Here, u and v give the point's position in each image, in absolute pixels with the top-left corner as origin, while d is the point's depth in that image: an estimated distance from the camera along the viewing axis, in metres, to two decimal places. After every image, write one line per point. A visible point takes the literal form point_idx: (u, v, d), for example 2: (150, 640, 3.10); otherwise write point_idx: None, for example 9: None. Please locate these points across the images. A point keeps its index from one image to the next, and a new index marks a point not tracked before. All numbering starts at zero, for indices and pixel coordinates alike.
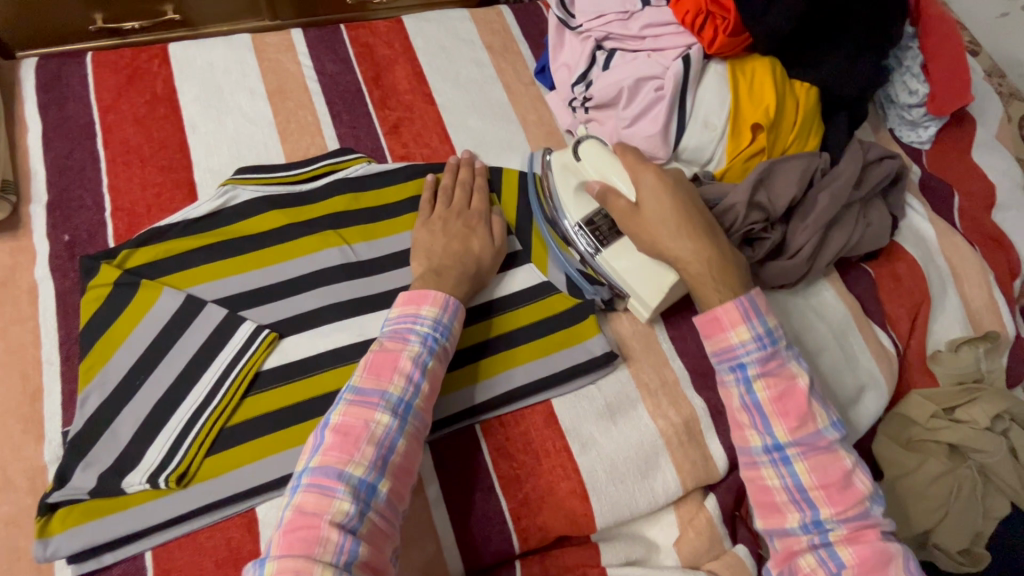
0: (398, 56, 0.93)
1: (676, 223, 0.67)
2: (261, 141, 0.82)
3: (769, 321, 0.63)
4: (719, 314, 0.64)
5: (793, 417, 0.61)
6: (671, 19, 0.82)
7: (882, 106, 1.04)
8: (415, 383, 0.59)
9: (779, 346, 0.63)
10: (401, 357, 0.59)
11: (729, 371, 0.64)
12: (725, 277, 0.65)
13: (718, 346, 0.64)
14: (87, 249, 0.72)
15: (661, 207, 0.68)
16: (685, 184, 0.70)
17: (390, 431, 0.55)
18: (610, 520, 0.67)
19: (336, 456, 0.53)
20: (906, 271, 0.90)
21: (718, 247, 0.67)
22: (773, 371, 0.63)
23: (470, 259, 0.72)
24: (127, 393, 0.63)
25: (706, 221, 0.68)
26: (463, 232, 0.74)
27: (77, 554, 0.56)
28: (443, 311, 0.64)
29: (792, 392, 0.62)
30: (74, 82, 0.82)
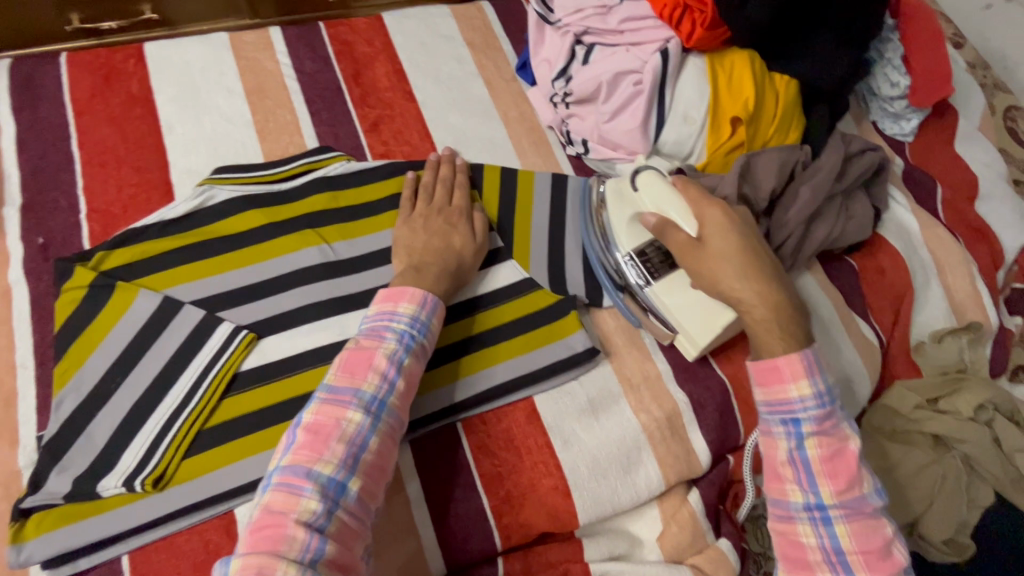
0: (378, 53, 0.93)
1: (743, 265, 0.64)
2: (239, 140, 0.82)
3: (829, 380, 0.61)
4: (782, 364, 0.61)
5: (843, 479, 0.58)
6: (648, 13, 0.81)
7: (864, 98, 1.03)
8: (389, 381, 0.58)
9: (836, 406, 0.60)
10: (375, 355, 0.59)
11: (779, 423, 0.61)
12: (790, 326, 0.63)
13: (773, 397, 0.62)
14: (61, 252, 0.71)
15: (729, 244, 0.65)
16: (750, 226, 0.67)
17: (362, 429, 0.55)
18: (592, 516, 0.67)
19: (305, 454, 0.52)
20: (889, 263, 0.90)
21: (786, 294, 0.64)
22: (827, 431, 0.60)
23: (449, 255, 0.72)
24: (103, 396, 0.63)
25: (772, 265, 0.66)
26: (443, 228, 0.74)
27: (51, 559, 0.56)
28: (420, 308, 0.63)
29: (844, 453, 0.59)
30: (48, 83, 0.81)
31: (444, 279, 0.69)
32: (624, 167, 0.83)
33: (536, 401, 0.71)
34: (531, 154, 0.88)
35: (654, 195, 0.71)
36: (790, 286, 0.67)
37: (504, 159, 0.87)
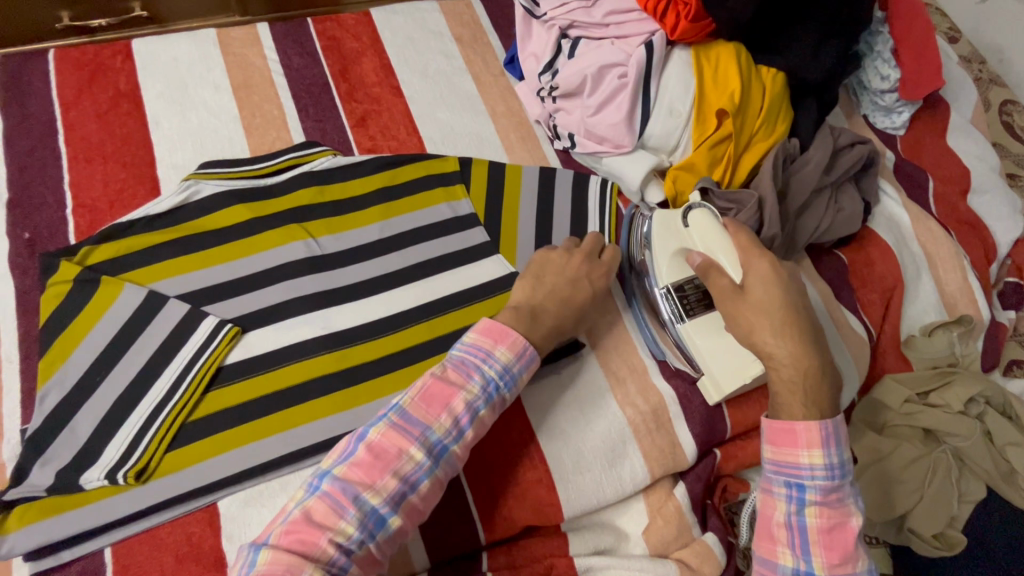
0: (365, 48, 0.93)
1: (782, 321, 0.62)
2: (226, 136, 0.82)
3: (844, 453, 0.59)
4: (798, 428, 0.59)
5: (837, 553, 0.57)
6: (633, 6, 0.82)
7: (854, 92, 1.03)
8: (459, 428, 0.57)
9: (844, 481, 0.59)
10: (455, 396, 0.57)
11: (783, 484, 0.60)
12: (816, 394, 0.60)
13: (782, 457, 0.60)
14: (47, 246, 0.71)
15: (771, 300, 0.62)
16: (797, 283, 0.64)
17: (420, 470, 0.54)
18: (577, 509, 0.67)
19: (361, 476, 0.52)
20: (878, 256, 0.90)
21: (819, 360, 0.61)
22: (830, 503, 0.58)
23: (573, 309, 0.68)
24: (87, 389, 0.63)
25: (812, 329, 0.63)
26: (581, 276, 0.70)
27: (34, 550, 0.56)
28: (517, 359, 0.61)
29: (844, 528, 0.58)
30: (36, 80, 0.81)
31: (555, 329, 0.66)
32: (610, 161, 0.83)
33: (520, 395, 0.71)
34: (519, 149, 0.88)
35: (706, 237, 0.70)
36: (825, 351, 0.64)
37: (491, 153, 0.87)
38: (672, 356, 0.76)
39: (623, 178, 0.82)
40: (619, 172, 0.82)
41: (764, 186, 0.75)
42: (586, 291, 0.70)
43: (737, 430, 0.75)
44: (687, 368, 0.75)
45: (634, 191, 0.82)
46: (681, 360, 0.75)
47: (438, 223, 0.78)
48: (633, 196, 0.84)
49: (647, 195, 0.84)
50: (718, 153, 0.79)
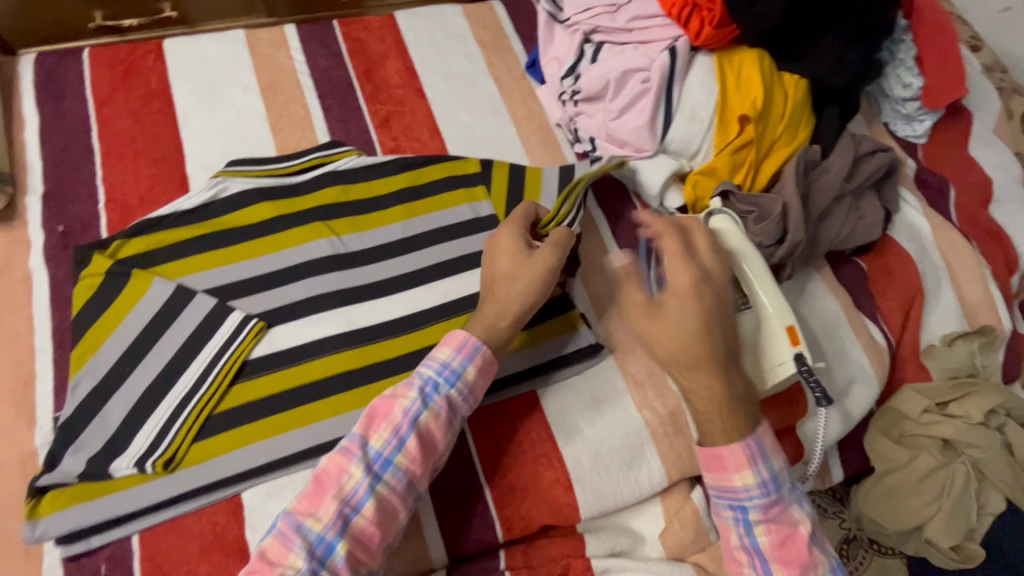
0: (389, 50, 0.94)
1: (694, 349, 0.55)
2: (254, 134, 0.84)
3: (776, 464, 0.57)
4: (722, 453, 0.56)
5: (795, 566, 0.56)
6: (657, 12, 0.82)
7: (876, 99, 1.03)
8: (399, 438, 0.56)
9: (783, 491, 0.57)
10: (394, 406, 0.57)
11: (727, 509, 0.58)
12: (733, 422, 0.56)
13: (719, 483, 0.58)
14: (80, 239, 0.73)
15: (682, 326, 0.56)
16: (717, 300, 0.57)
17: (360, 488, 0.54)
18: (594, 510, 0.68)
19: (303, 506, 0.53)
20: (898, 264, 0.90)
21: (733, 381, 0.57)
22: (775, 518, 0.57)
23: (498, 281, 0.65)
24: (117, 379, 0.64)
25: (729, 349, 0.57)
26: (494, 245, 0.67)
27: (65, 535, 0.57)
28: (456, 353, 0.61)
29: (794, 538, 0.57)
30: (71, 77, 0.84)
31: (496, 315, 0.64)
32: (630, 164, 0.83)
33: (539, 395, 0.72)
34: (539, 152, 0.89)
35: (728, 242, 0.71)
36: (740, 368, 0.59)
37: (512, 155, 0.88)
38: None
39: (643, 182, 0.83)
40: (638, 175, 0.82)
41: (788, 192, 0.75)
42: (501, 257, 0.65)
43: None
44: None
45: (654, 196, 0.82)
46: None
47: (458, 224, 0.79)
48: (652, 201, 0.84)
49: (666, 200, 0.83)
50: (739, 158, 0.79)
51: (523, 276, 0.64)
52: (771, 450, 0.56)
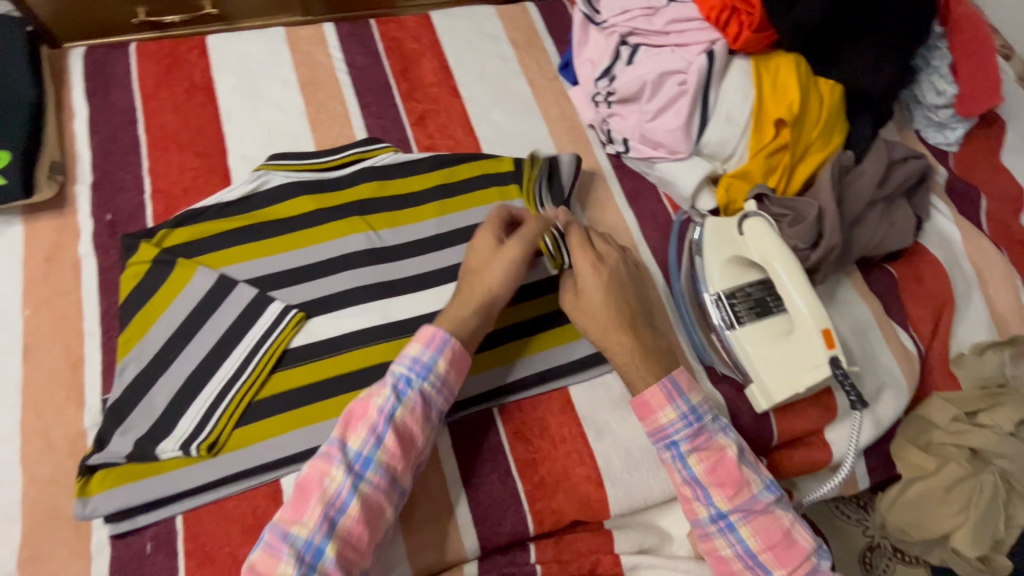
0: (425, 50, 0.96)
1: (606, 315, 0.67)
2: (294, 130, 0.85)
3: (692, 398, 0.64)
4: (647, 398, 0.64)
5: (730, 486, 0.62)
6: (695, 15, 0.83)
7: (908, 106, 1.02)
8: (376, 436, 0.57)
9: (704, 420, 0.64)
10: (368, 405, 0.59)
11: (663, 450, 0.64)
12: (653, 370, 0.65)
13: (648, 426, 0.65)
14: (127, 228, 0.75)
15: (595, 297, 0.67)
16: (616, 272, 0.69)
17: (343, 488, 0.55)
18: (623, 507, 0.68)
19: (287, 516, 0.54)
20: (929, 271, 0.89)
21: (647, 336, 0.67)
22: (703, 445, 0.63)
23: (468, 275, 0.68)
24: (162, 365, 0.66)
25: (636, 311, 0.68)
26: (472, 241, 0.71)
27: (113, 514, 0.59)
28: (425, 348, 0.62)
29: (724, 462, 0.62)
30: (118, 70, 0.86)
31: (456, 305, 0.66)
32: (664, 167, 0.84)
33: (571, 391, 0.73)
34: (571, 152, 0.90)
35: (763, 246, 0.72)
36: (654, 328, 0.69)
37: (544, 155, 0.89)
38: (719, 362, 0.77)
39: (676, 184, 0.83)
40: (672, 178, 0.83)
41: (824, 197, 0.75)
42: (473, 251, 0.69)
43: (785, 438, 0.75)
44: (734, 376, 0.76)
45: (686, 197, 0.83)
46: (728, 366, 0.76)
47: None
48: (684, 203, 0.85)
49: (698, 202, 0.84)
50: (773, 162, 0.80)
51: (488, 270, 0.67)
52: (683, 385, 0.64)
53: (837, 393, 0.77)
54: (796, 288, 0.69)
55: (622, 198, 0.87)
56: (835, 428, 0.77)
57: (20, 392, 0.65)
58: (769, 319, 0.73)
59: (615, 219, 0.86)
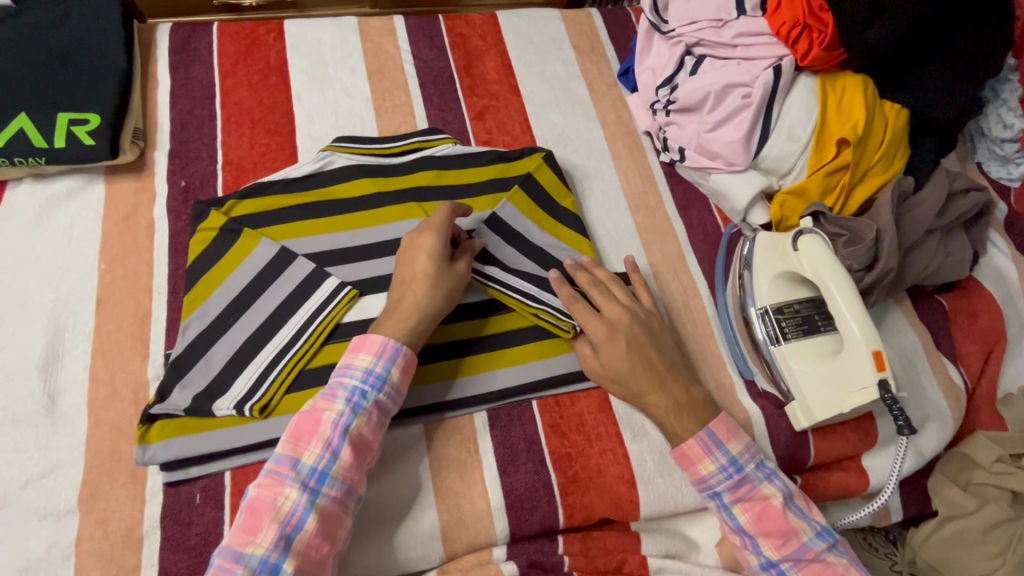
0: (489, 47, 0.98)
1: (634, 378, 0.67)
2: (359, 115, 0.88)
3: (732, 447, 0.65)
4: (686, 449, 0.64)
5: (777, 536, 0.63)
6: (764, 30, 0.83)
7: (971, 137, 0.98)
8: (332, 451, 0.57)
9: (747, 470, 0.64)
10: (321, 421, 0.58)
11: (707, 499, 0.66)
12: (692, 422, 0.65)
13: (690, 478, 0.66)
14: (199, 195, 0.79)
15: (618, 365, 0.67)
16: (632, 330, 0.68)
17: (299, 506, 0.55)
18: (654, 510, 0.69)
19: (239, 537, 0.53)
20: (982, 307, 0.87)
21: (678, 390, 0.66)
22: (747, 496, 0.64)
23: (421, 285, 0.66)
24: (222, 327, 0.69)
25: (664, 366, 0.67)
26: (418, 252, 0.68)
27: (169, 462, 0.62)
28: (377, 359, 0.62)
29: (769, 512, 0.63)
30: (200, 47, 0.90)
31: (411, 315, 0.65)
32: (719, 178, 0.84)
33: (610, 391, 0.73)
34: (624, 157, 0.91)
35: (817, 262, 0.71)
36: (685, 379, 0.68)
37: (597, 158, 0.90)
38: (760, 377, 0.77)
39: (730, 196, 0.83)
40: (726, 190, 0.84)
41: (883, 220, 0.74)
42: (423, 259, 0.67)
43: (820, 460, 0.74)
44: (775, 392, 0.76)
45: (739, 211, 0.83)
46: (770, 382, 0.76)
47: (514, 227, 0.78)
48: (735, 216, 0.86)
49: (750, 216, 0.84)
50: (832, 181, 0.79)
51: (445, 283, 0.67)
52: (722, 438, 0.65)
53: (879, 419, 0.76)
54: (849, 307, 0.68)
55: (672, 206, 0.88)
56: (874, 455, 0.76)
57: (91, 339, 0.68)
58: (816, 339, 0.73)
59: (663, 226, 0.86)
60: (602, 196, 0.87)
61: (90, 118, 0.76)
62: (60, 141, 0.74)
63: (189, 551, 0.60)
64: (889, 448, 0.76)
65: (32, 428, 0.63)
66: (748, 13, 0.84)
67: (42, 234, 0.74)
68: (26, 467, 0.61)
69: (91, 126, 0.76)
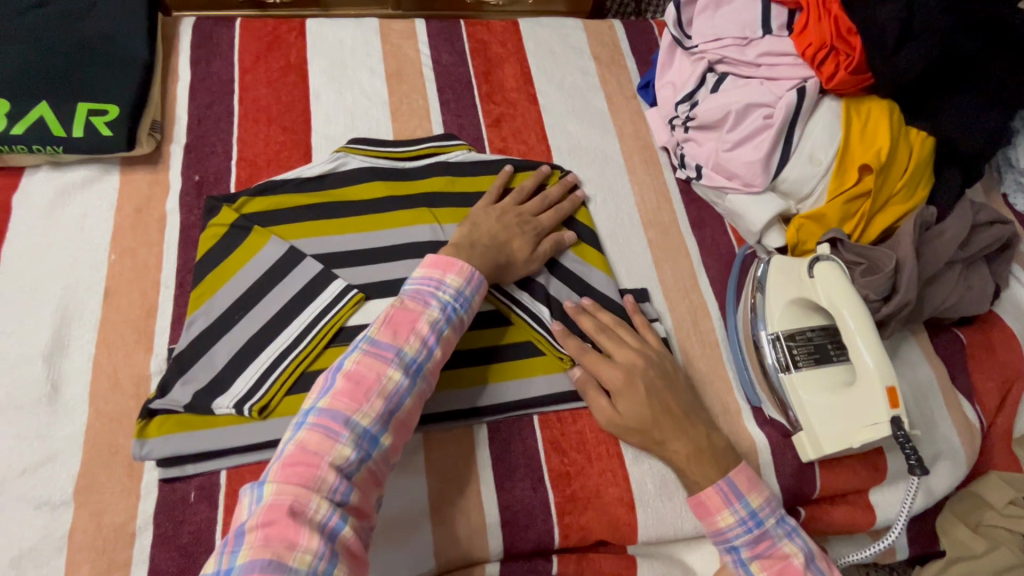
0: (509, 55, 0.97)
1: (655, 426, 0.66)
2: (375, 117, 0.88)
3: (752, 500, 0.63)
4: (704, 498, 0.63)
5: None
6: (790, 50, 0.81)
7: (999, 168, 0.95)
8: (430, 348, 0.59)
9: (767, 525, 0.62)
10: (420, 319, 0.59)
11: (725, 552, 0.64)
12: (712, 470, 0.64)
13: (708, 529, 0.64)
14: (212, 190, 0.79)
15: (638, 414, 0.66)
16: (648, 377, 0.68)
17: (401, 389, 0.55)
18: (651, 535, 0.67)
19: (346, 401, 0.52)
20: (1001, 343, 0.84)
21: (703, 435, 0.66)
22: (765, 552, 0.62)
23: (511, 251, 0.72)
24: (227, 324, 0.69)
25: (684, 413, 0.67)
26: (514, 224, 0.74)
27: (165, 459, 0.62)
28: (467, 284, 0.64)
29: (788, 571, 0.61)
30: (222, 42, 0.91)
31: (493, 269, 0.69)
32: (735, 198, 0.83)
33: None
34: (640, 172, 0.90)
35: (833, 292, 0.69)
36: (706, 423, 0.68)
37: (613, 171, 0.89)
38: (769, 404, 0.75)
39: (746, 217, 0.82)
40: (742, 211, 0.82)
41: (904, 250, 0.72)
42: (519, 232, 0.74)
43: (825, 492, 0.72)
44: (783, 421, 0.74)
45: (755, 233, 0.82)
46: (779, 410, 0.74)
47: None
48: (750, 237, 0.84)
49: (766, 238, 0.83)
50: (852, 208, 0.77)
51: (517, 264, 0.72)
52: (743, 489, 0.63)
53: (889, 454, 0.74)
54: (865, 341, 0.66)
55: (686, 224, 0.87)
56: (881, 491, 0.73)
57: (97, 330, 0.69)
58: (827, 368, 0.72)
59: (676, 244, 0.85)
60: (616, 210, 0.86)
61: (109, 110, 0.77)
62: (79, 131, 0.75)
63: (180, 550, 0.59)
64: (898, 485, 0.74)
65: (33, 416, 0.63)
66: (774, 32, 0.83)
67: (55, 221, 0.74)
68: (24, 455, 0.61)
69: (109, 117, 0.76)
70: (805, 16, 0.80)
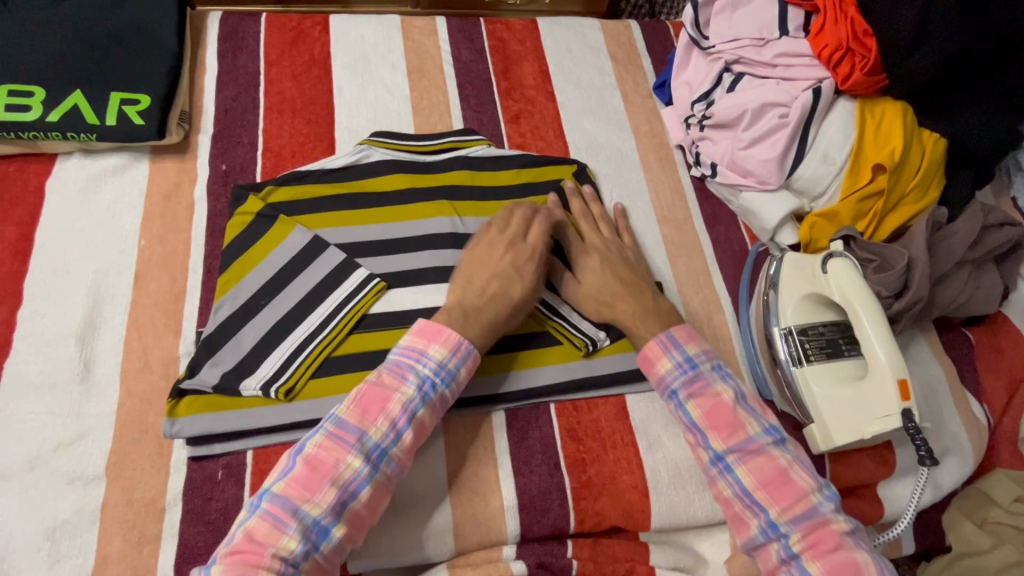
0: (527, 52, 0.99)
1: (604, 284, 0.72)
2: (397, 111, 0.90)
3: (688, 347, 0.68)
4: (647, 350, 0.68)
5: (724, 428, 0.63)
6: (806, 51, 0.83)
7: (1009, 172, 0.96)
8: (397, 432, 0.59)
9: (702, 368, 0.67)
10: (391, 400, 0.60)
11: (667, 400, 0.67)
12: (656, 326, 0.69)
13: (652, 380, 0.68)
14: (238, 179, 0.81)
15: (592, 274, 0.73)
16: (609, 250, 0.76)
17: (359, 477, 0.56)
18: (664, 521, 0.69)
19: (297, 491, 0.54)
20: (1010, 344, 0.85)
21: (649, 299, 0.71)
22: (699, 391, 0.65)
23: (507, 300, 0.68)
24: (253, 309, 0.70)
25: (633, 279, 0.73)
26: (507, 263, 0.70)
27: (194, 437, 0.64)
28: (451, 355, 0.63)
29: (719, 405, 0.64)
30: (248, 36, 0.93)
31: (497, 325, 0.68)
32: (750, 196, 0.84)
33: (628, 399, 0.74)
34: (655, 169, 0.92)
35: (846, 286, 0.71)
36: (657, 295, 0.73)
37: (628, 167, 0.91)
38: (779, 398, 0.77)
39: (761, 214, 0.83)
40: (756, 208, 0.83)
41: (916, 247, 0.74)
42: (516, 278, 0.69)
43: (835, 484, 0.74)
44: (793, 413, 0.76)
45: (769, 229, 0.83)
46: (789, 403, 0.75)
47: None
48: (763, 234, 0.86)
49: (779, 235, 0.84)
50: (864, 206, 0.79)
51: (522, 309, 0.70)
52: (678, 336, 0.68)
53: (898, 449, 0.76)
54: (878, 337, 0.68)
55: (700, 221, 0.88)
56: (891, 485, 0.75)
57: (127, 312, 0.71)
58: (839, 362, 0.73)
59: (691, 239, 0.86)
60: (631, 205, 0.88)
61: (140, 99, 0.79)
62: (112, 120, 0.77)
63: (208, 525, 0.61)
64: (907, 479, 0.75)
65: (67, 394, 0.65)
66: (790, 34, 0.85)
67: (87, 207, 0.76)
68: (58, 431, 0.63)
69: (141, 106, 0.78)
70: (822, 17, 0.82)
